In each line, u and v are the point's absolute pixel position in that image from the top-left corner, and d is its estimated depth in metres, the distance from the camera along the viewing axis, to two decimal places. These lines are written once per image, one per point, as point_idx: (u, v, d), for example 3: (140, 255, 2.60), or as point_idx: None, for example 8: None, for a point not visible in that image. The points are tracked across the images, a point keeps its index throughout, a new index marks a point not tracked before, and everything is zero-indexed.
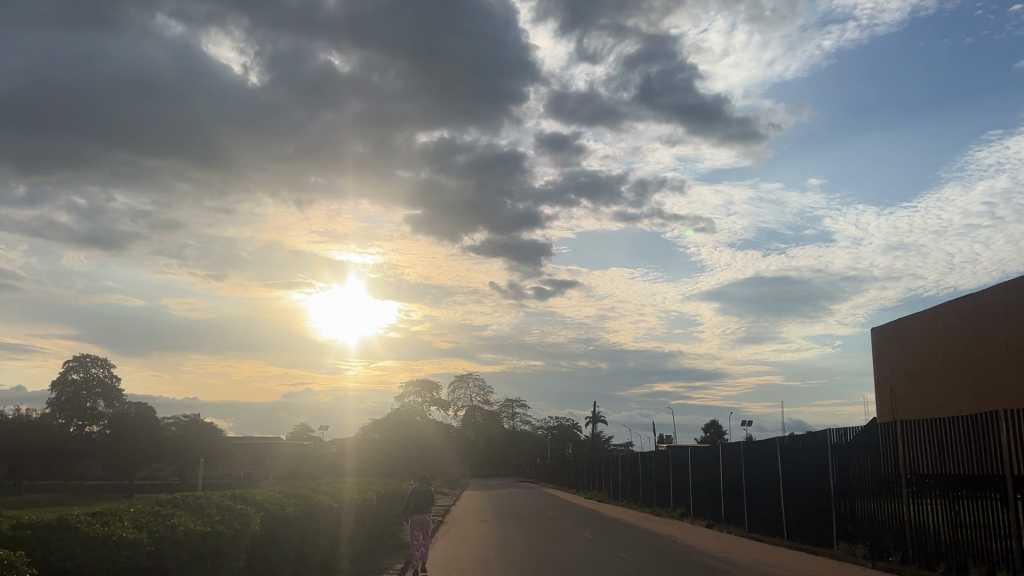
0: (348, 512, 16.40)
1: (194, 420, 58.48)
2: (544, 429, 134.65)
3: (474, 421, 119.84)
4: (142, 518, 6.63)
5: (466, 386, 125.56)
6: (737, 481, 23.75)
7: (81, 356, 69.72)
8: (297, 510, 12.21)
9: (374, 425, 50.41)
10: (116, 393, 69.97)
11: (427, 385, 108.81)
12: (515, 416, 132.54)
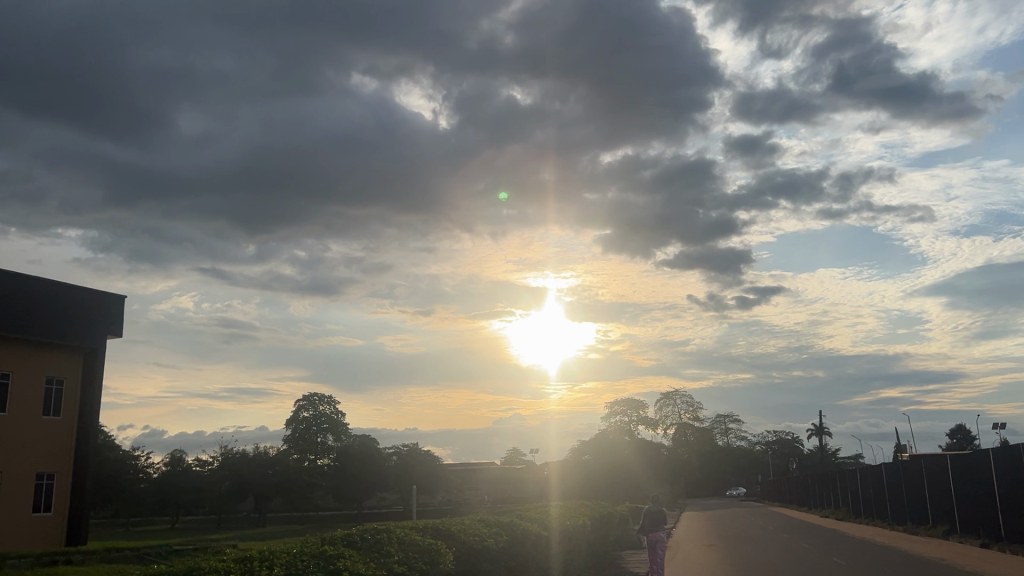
0: (565, 540, 14.96)
1: (413, 449, 59.59)
2: (763, 444, 127.16)
3: (686, 439, 115.13)
4: (298, 565, 5.42)
5: (674, 403, 121.11)
6: (1019, 491, 19.69)
7: (310, 395, 73.41)
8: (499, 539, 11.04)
9: (582, 447, 48.62)
10: (343, 428, 72.97)
11: (634, 404, 106.03)
12: (729, 432, 126.28)
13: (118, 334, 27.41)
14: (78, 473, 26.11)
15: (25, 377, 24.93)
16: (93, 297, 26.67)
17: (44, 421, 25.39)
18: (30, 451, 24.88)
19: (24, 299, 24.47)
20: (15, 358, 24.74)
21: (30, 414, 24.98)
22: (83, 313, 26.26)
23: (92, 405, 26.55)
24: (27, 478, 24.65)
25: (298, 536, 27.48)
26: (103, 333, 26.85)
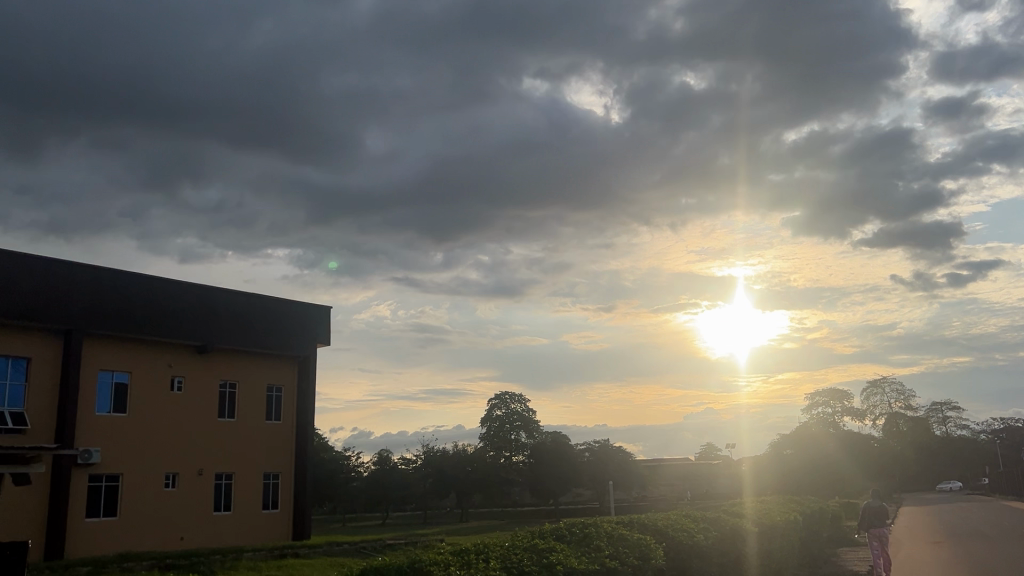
0: (775, 536, 14.22)
1: (605, 445, 59.38)
2: (988, 433, 116.05)
3: (898, 430, 107.25)
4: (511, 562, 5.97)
5: (881, 392, 112.99)
6: None
7: (501, 394, 75.16)
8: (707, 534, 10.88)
9: (783, 441, 46.35)
10: (535, 425, 73.98)
11: (836, 394, 100.13)
12: (947, 421, 116.32)
13: (326, 342, 29.35)
14: (300, 473, 28.18)
15: (249, 385, 27.30)
16: (303, 308, 28.71)
17: (268, 425, 27.66)
18: (258, 453, 27.18)
19: (243, 313, 26.75)
20: (240, 368, 27.15)
21: (255, 419, 27.30)
22: (294, 323, 28.33)
23: (307, 409, 28.59)
24: (256, 477, 26.96)
25: (502, 531, 28.14)
26: (312, 341, 28.83)
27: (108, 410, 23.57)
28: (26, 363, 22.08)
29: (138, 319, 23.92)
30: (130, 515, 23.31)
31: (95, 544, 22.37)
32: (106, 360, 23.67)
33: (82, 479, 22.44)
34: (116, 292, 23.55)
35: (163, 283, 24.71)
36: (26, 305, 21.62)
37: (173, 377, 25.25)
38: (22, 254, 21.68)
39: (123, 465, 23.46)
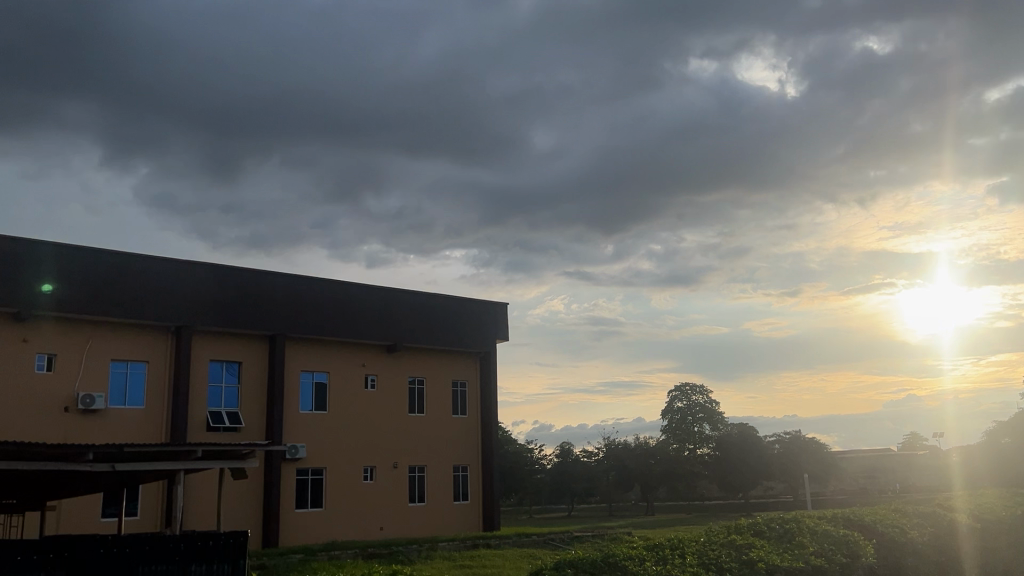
0: (1002, 538, 12.84)
1: (796, 437, 56.45)
2: None
3: None
4: None
5: None
6: None
7: (682, 386, 73.60)
8: (897, 535, 10.03)
9: (1002, 430, 41.96)
10: (719, 416, 71.33)
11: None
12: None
13: (505, 338, 29.89)
14: (487, 466, 28.82)
15: (436, 382, 28.31)
16: (482, 305, 29.37)
17: (455, 420, 28.54)
18: (447, 447, 28.10)
19: (426, 312, 27.73)
20: (427, 366, 28.20)
21: (443, 414, 28.25)
22: (475, 320, 29.05)
23: (491, 404, 29.21)
24: (447, 471, 27.85)
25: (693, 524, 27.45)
26: (492, 337, 29.45)
27: (310, 408, 25.22)
28: (238, 366, 24.06)
29: (332, 323, 25.40)
30: (334, 506, 24.81)
31: (305, 533, 24.00)
32: (306, 361, 25.33)
33: (290, 472, 24.14)
34: (310, 297, 25.12)
35: (352, 287, 26.05)
36: (235, 313, 23.53)
37: (366, 376, 26.63)
38: (229, 267, 23.61)
39: (325, 460, 25.00)
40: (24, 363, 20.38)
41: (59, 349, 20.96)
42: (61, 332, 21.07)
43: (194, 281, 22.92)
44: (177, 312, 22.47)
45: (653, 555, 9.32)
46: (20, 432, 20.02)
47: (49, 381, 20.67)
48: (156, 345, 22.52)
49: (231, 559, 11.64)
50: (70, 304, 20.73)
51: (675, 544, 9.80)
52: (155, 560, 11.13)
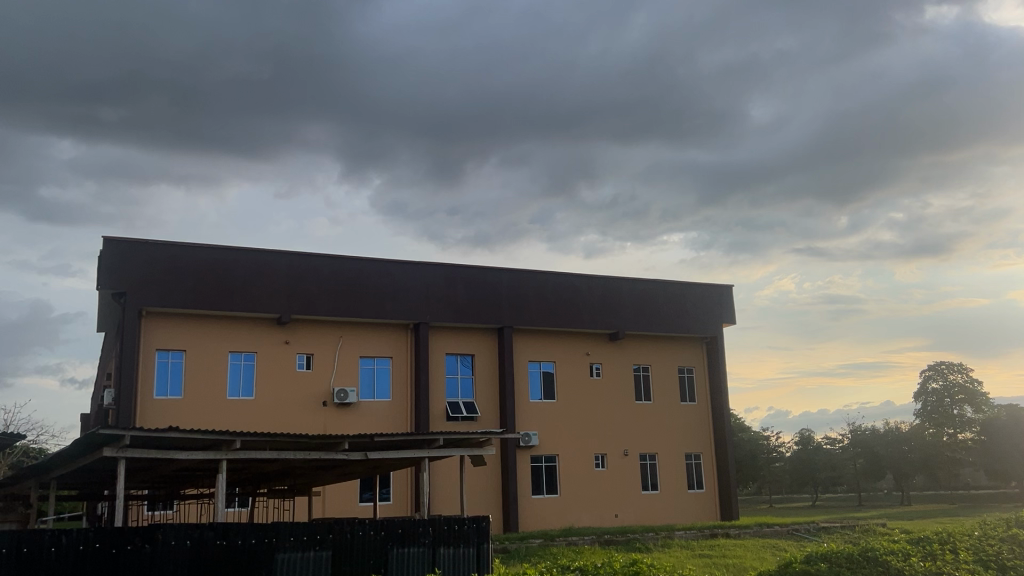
0: None
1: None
2: None
3: None
4: None
5: None
6: None
7: (936, 365, 67.17)
8: None
9: None
10: (984, 397, 64.41)
11: None
12: None
13: (733, 321, 28.83)
14: (721, 453, 27.98)
15: (662, 368, 27.91)
16: (707, 288, 28.52)
17: (684, 406, 27.97)
18: (679, 434, 27.61)
19: (649, 298, 27.37)
20: (652, 352, 27.88)
21: (672, 401, 27.78)
22: (700, 304, 28.26)
23: (722, 389, 28.30)
24: (679, 459, 27.37)
25: (959, 516, 24.96)
26: (719, 320, 28.52)
27: (540, 397, 25.79)
28: (471, 358, 25.14)
29: (556, 313, 25.81)
30: (569, 493, 25.21)
31: (543, 519, 24.60)
32: (533, 352, 25.96)
33: (525, 459, 24.85)
34: (534, 289, 25.66)
35: (573, 277, 26.29)
36: (464, 308, 24.59)
37: (592, 364, 26.80)
38: (457, 264, 24.69)
39: (558, 448, 25.47)
40: (287, 363, 22.57)
41: (315, 348, 23.00)
42: (316, 334, 23.11)
43: (425, 280, 24.22)
44: (413, 310, 23.87)
45: (919, 549, 8.50)
46: (288, 424, 22.20)
47: (308, 378, 22.72)
48: (397, 341, 24.07)
49: (476, 543, 12.59)
50: (322, 307, 22.68)
51: (943, 538, 8.88)
52: (408, 542, 12.07)
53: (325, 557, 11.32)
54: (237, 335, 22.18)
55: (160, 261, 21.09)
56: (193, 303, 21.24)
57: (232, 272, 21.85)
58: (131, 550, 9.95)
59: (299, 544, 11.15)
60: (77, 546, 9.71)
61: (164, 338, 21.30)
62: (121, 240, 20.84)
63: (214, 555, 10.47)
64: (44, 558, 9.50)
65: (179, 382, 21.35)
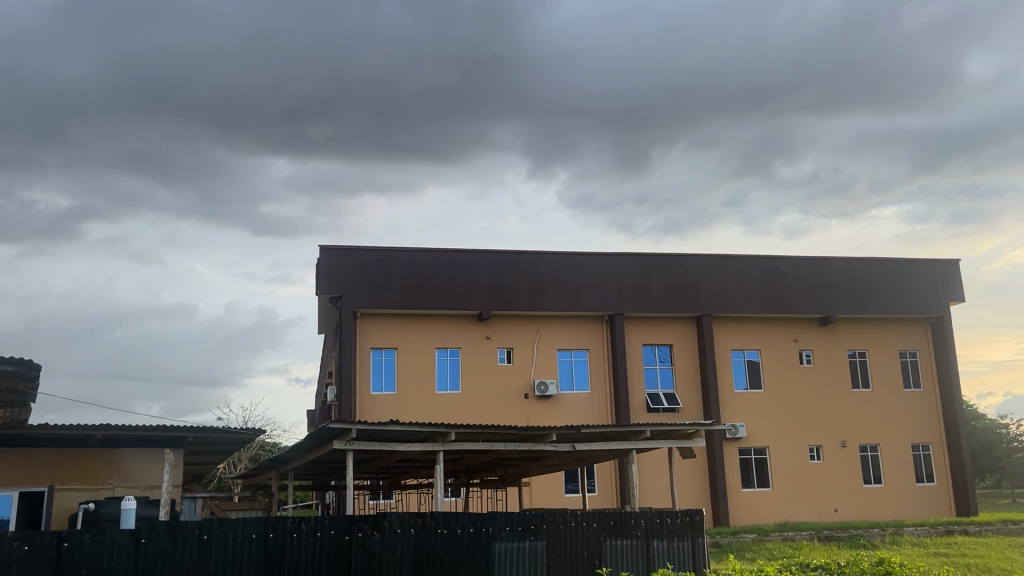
0: None
1: None
2: None
3: None
4: None
5: None
6: None
7: None
8: None
9: None
10: None
11: None
12: None
13: (960, 299, 26.29)
14: (954, 444, 25.60)
15: (881, 353, 25.96)
16: (927, 264, 26.19)
17: (908, 393, 25.86)
18: (903, 423, 25.57)
19: (862, 279, 25.54)
20: (869, 337, 26.00)
21: (893, 388, 25.77)
22: (920, 281, 26.00)
23: (951, 374, 25.88)
24: (905, 450, 25.34)
25: None
26: (944, 299, 26.10)
27: (745, 387, 24.81)
28: (670, 348, 24.64)
29: (758, 298, 24.71)
30: (782, 486, 24.05)
31: (756, 513, 23.65)
32: (736, 340, 25.01)
33: (733, 451, 24.00)
34: (734, 275, 24.72)
35: (776, 260, 25.06)
36: (662, 298, 24.13)
37: (801, 351, 25.42)
38: (652, 253, 24.28)
39: (768, 439, 24.37)
40: (489, 357, 23.18)
41: (515, 343, 23.45)
42: (516, 328, 23.56)
43: (620, 270, 24.03)
44: (609, 302, 23.74)
45: None
46: (494, 417, 22.80)
47: (510, 372, 23.23)
48: (595, 333, 24.04)
49: (690, 536, 12.35)
50: (520, 303, 23.08)
51: None
52: (621, 534, 11.96)
53: (540, 547, 11.43)
54: (442, 332, 23.06)
55: (370, 266, 22.35)
56: (400, 303, 22.32)
57: (435, 272, 22.75)
58: (361, 536, 10.52)
59: (514, 534, 11.34)
60: (314, 533, 10.38)
61: (376, 337, 22.55)
62: (334, 247, 22.29)
63: (435, 543, 10.87)
64: (287, 542, 10.25)
65: (392, 378, 22.51)
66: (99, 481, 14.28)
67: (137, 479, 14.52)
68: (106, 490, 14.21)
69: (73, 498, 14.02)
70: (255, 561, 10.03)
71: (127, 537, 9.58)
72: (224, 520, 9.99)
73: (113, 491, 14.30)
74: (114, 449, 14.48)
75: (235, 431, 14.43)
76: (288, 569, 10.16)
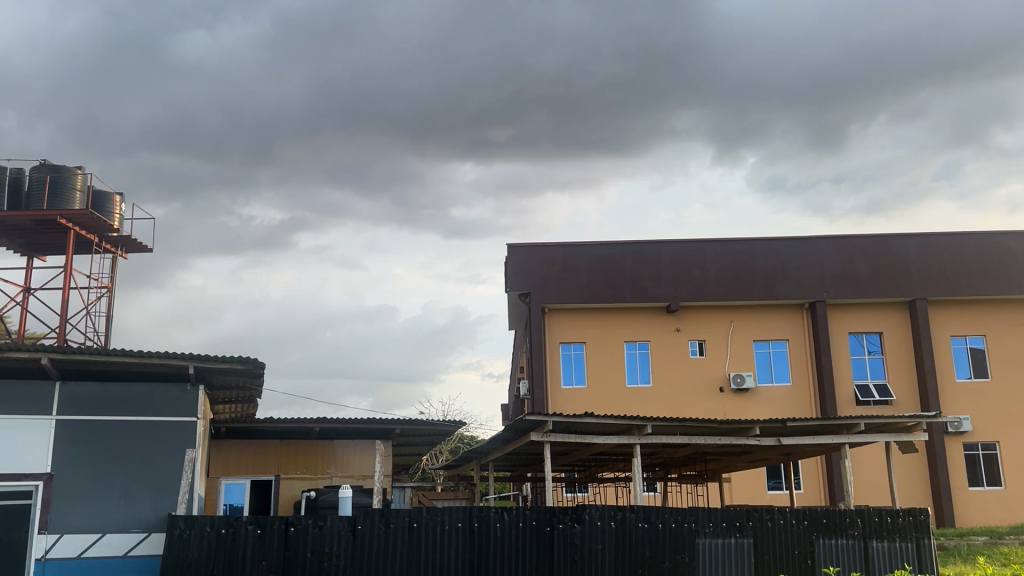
0: None
1: None
2: None
3: None
4: None
5: None
6: None
7: None
8: None
9: None
10: None
11: None
12: None
13: None
14: None
15: None
16: None
17: None
18: None
19: None
20: None
21: None
22: None
23: None
24: None
25: None
26: None
27: (969, 376, 22.63)
28: (879, 337, 22.95)
29: (981, 279, 22.44)
30: (1018, 486, 21.69)
31: (986, 514, 21.50)
32: (956, 326, 22.86)
33: (957, 447, 21.95)
34: (952, 255, 22.61)
35: (1002, 236, 22.66)
36: (868, 282, 22.50)
37: None
38: (856, 235, 22.70)
39: (998, 434, 22.08)
40: (681, 350, 22.64)
41: (707, 335, 22.76)
42: (708, 319, 22.85)
43: (819, 255, 22.68)
44: (809, 289, 22.47)
45: None
46: (689, 411, 22.24)
47: (705, 365, 22.57)
48: (794, 322, 22.85)
49: (913, 538, 11.42)
50: (712, 293, 22.36)
51: None
52: (836, 533, 11.23)
53: (747, 544, 10.96)
54: (631, 325, 22.80)
55: (556, 261, 22.50)
56: (588, 298, 22.30)
57: (622, 265, 22.52)
58: (563, 528, 10.52)
59: (719, 531, 10.93)
60: (517, 524, 10.50)
61: (565, 332, 22.65)
62: (521, 245, 22.61)
63: (637, 537, 10.69)
64: (491, 532, 10.44)
65: (582, 372, 22.52)
66: (318, 470, 15.31)
67: (351, 469, 15.44)
68: (325, 479, 15.22)
69: (297, 486, 15.12)
70: (461, 549, 10.32)
71: (345, 523, 10.17)
72: (432, 509, 10.35)
73: (330, 480, 15.29)
74: (331, 441, 15.48)
75: (438, 424, 14.98)
76: (493, 558, 10.35)
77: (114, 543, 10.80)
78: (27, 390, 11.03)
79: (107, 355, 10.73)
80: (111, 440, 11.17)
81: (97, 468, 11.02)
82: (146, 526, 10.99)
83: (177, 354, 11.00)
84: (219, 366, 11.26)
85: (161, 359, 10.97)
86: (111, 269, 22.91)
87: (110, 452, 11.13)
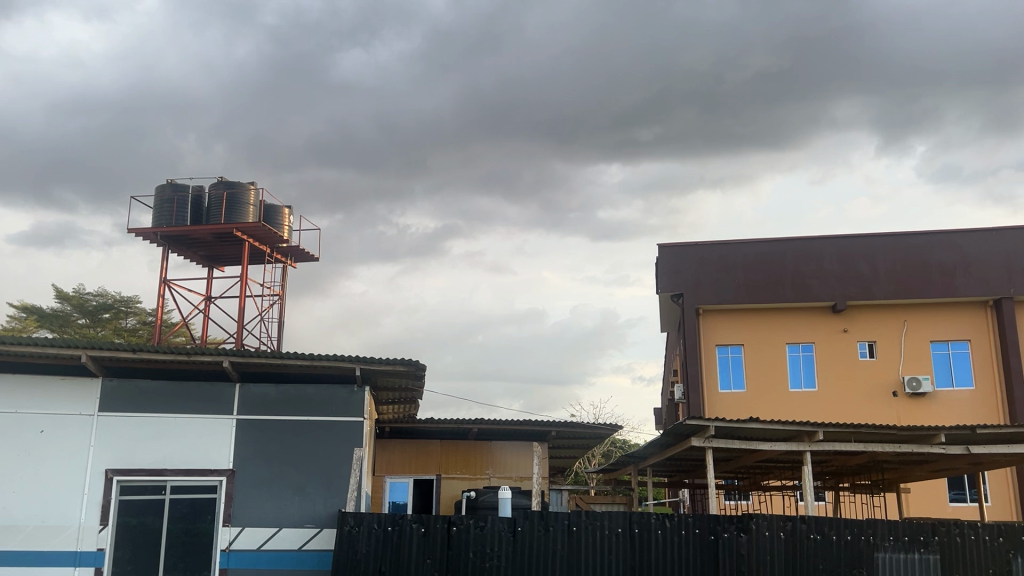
0: None
1: None
2: None
3: None
4: None
5: None
6: None
7: None
8: None
9: None
10: None
11: None
12: None
13: None
14: None
15: None
16: None
17: None
18: None
19: None
20: None
21: None
22: None
23: None
24: None
25: None
26: None
27: None
28: None
29: None
30: None
31: None
32: None
33: None
34: None
35: None
36: None
37: None
38: None
39: None
40: (849, 352, 21.38)
41: (878, 335, 21.36)
42: (879, 319, 21.45)
43: (1004, 248, 20.80)
44: (994, 284, 20.65)
45: None
46: (860, 416, 20.93)
47: (876, 367, 21.19)
48: (977, 321, 21.05)
49: None
50: (882, 291, 20.98)
51: None
52: None
53: (933, 561, 10.10)
54: (794, 326, 21.75)
55: (711, 261, 21.83)
56: (747, 298, 21.47)
57: (783, 263, 21.54)
58: (728, 538, 10.10)
59: (901, 545, 10.14)
60: (680, 531, 10.18)
61: (721, 334, 21.92)
62: (674, 245, 22.06)
63: (810, 549, 10.11)
64: (653, 539, 10.17)
65: (741, 375, 21.69)
66: (477, 471, 15.54)
67: (509, 470, 15.58)
68: (483, 479, 15.42)
69: (457, 486, 15.41)
70: (623, 555, 10.13)
71: (505, 524, 10.22)
72: (592, 514, 10.23)
73: (489, 481, 15.48)
74: (488, 442, 15.68)
75: (595, 427, 14.85)
76: (656, 566, 10.08)
77: (290, 537, 11.38)
78: (212, 391, 11.82)
79: (281, 358, 11.32)
80: (286, 439, 11.78)
81: (274, 465, 11.65)
82: (319, 521, 11.50)
83: (344, 357, 11.45)
84: (382, 368, 11.62)
85: (328, 362, 11.46)
86: (282, 277, 24.38)
87: (285, 450, 11.73)
